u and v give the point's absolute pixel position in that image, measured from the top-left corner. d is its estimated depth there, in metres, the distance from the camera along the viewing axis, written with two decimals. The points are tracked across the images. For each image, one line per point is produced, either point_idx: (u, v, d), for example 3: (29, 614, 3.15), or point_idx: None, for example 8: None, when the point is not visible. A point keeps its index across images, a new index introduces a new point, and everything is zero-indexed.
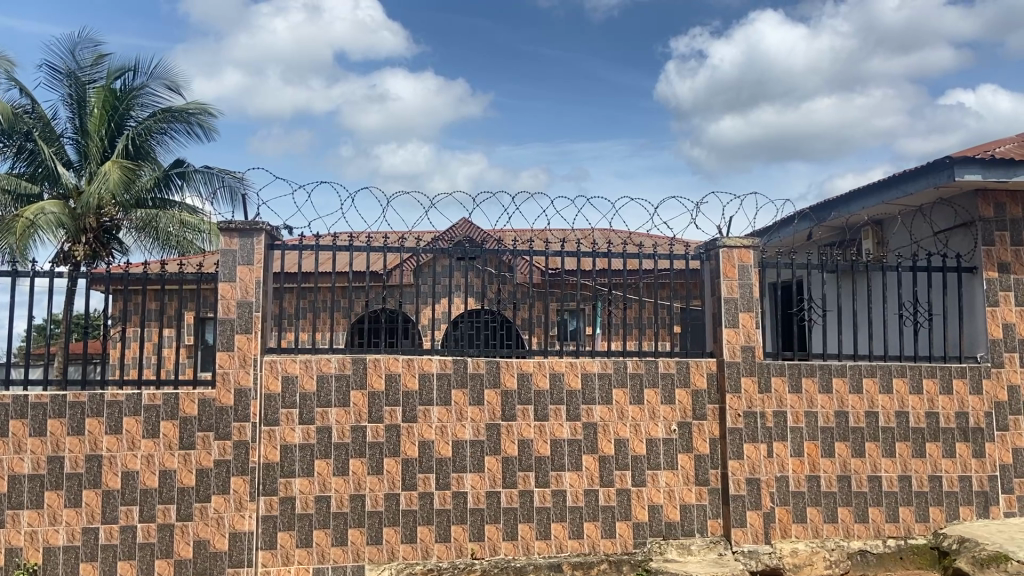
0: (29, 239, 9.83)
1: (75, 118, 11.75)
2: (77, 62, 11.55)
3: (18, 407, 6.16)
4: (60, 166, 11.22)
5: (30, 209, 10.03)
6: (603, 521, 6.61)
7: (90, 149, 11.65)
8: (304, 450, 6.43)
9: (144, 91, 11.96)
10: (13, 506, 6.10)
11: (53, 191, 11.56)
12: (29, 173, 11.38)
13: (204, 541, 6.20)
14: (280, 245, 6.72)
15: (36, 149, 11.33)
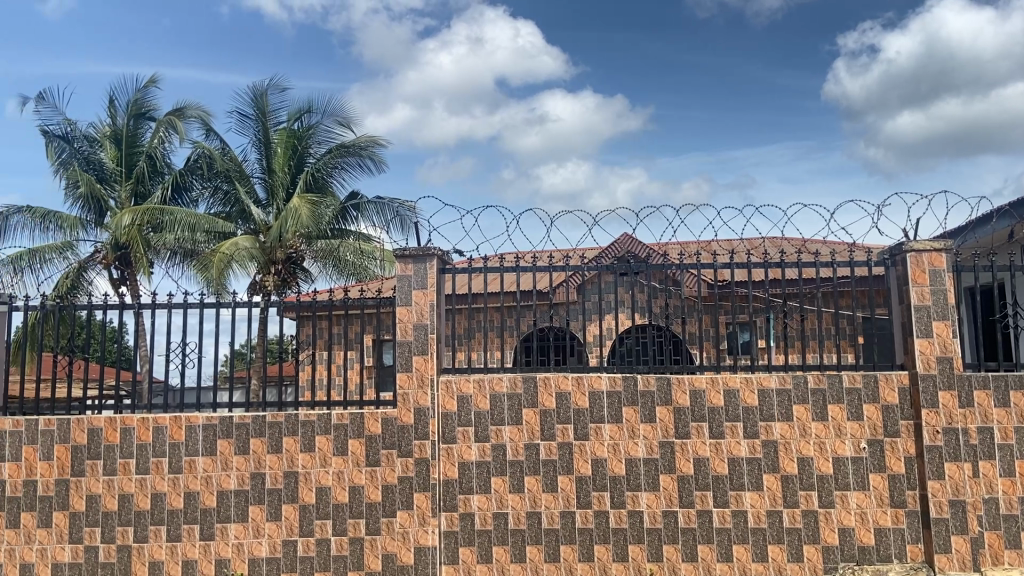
0: (226, 272, 10.76)
1: (262, 158, 12.77)
2: (263, 107, 12.50)
3: (225, 427, 6.52)
4: (252, 204, 12.21)
5: (227, 245, 11.03)
6: (789, 545, 6.31)
7: (276, 187, 12.61)
8: (481, 468, 6.58)
9: (320, 129, 12.80)
10: (222, 519, 6.44)
11: (247, 228, 12.62)
12: (225, 213, 12.65)
13: (391, 554, 6.47)
14: (450, 268, 6.95)
15: (231, 190, 12.60)
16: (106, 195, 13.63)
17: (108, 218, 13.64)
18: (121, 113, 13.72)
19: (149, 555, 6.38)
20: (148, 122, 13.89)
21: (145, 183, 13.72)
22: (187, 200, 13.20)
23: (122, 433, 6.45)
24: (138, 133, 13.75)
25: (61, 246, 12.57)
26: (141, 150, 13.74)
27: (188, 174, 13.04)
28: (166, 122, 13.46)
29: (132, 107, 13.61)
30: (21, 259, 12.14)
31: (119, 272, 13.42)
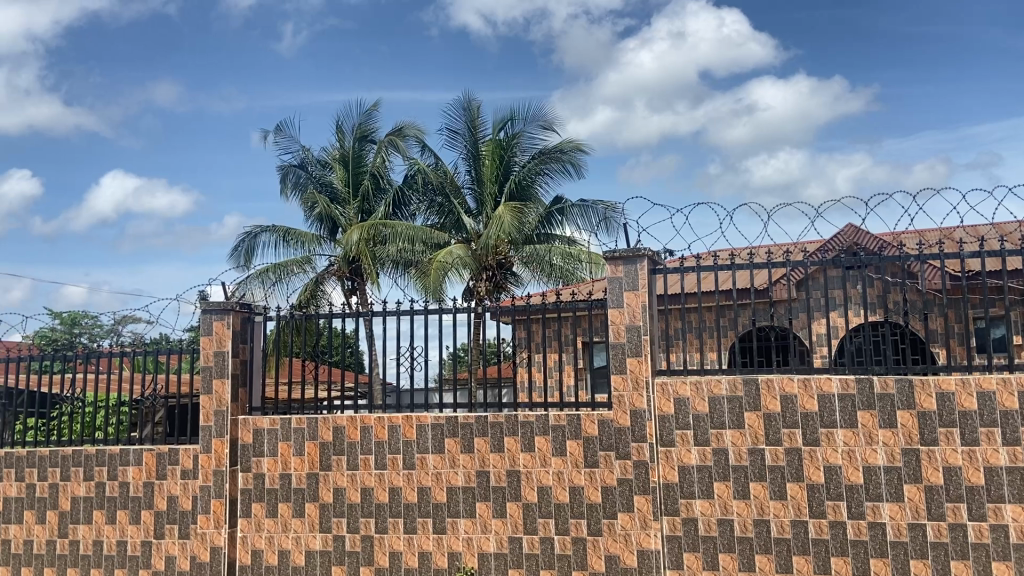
0: (442, 279, 11.49)
1: (472, 169, 13.42)
2: (471, 121, 13.14)
3: (450, 427, 6.87)
4: (464, 214, 12.94)
5: (442, 253, 11.76)
6: (976, 561, 5.77)
7: (485, 197, 13.18)
8: (702, 472, 6.42)
9: (524, 137, 13.18)
10: (452, 514, 6.76)
11: (459, 237, 13.37)
12: (440, 223, 13.53)
13: (614, 556, 6.50)
14: (661, 268, 6.86)
15: (444, 203, 13.46)
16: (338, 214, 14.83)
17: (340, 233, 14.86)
18: (348, 136, 15.06)
19: (389, 545, 6.76)
20: (370, 145, 15.14)
21: (370, 200, 14.78)
22: (406, 213, 14.23)
23: (362, 431, 6.88)
24: (361, 154, 14.97)
25: (302, 261, 13.91)
26: (365, 170, 14.87)
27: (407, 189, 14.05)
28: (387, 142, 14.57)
29: (357, 131, 14.92)
30: (268, 273, 13.61)
31: (351, 282, 14.66)
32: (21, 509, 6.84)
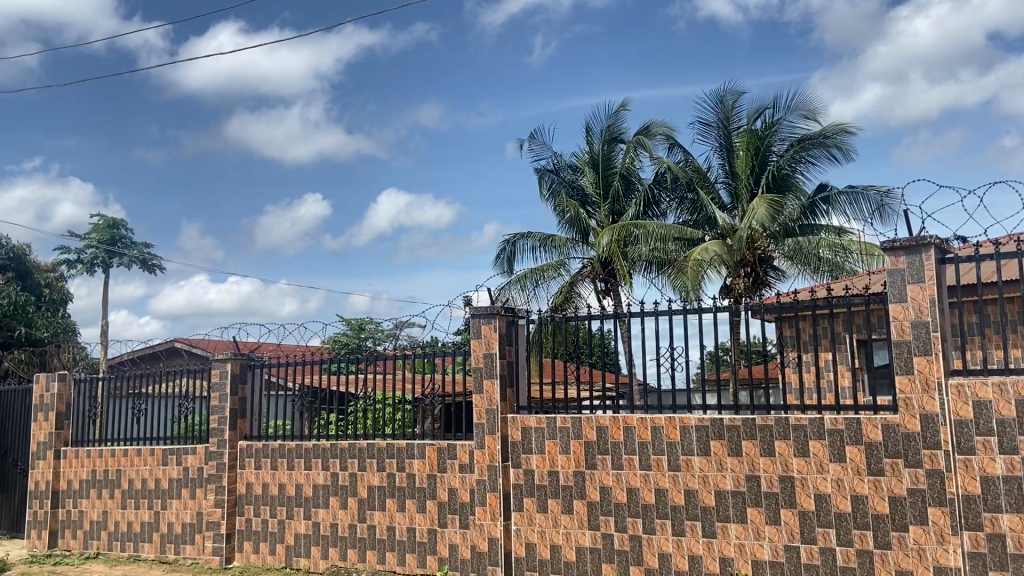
0: (700, 278, 11.56)
1: (726, 162, 13.50)
2: (725, 115, 13.23)
3: (716, 429, 6.64)
4: (718, 210, 12.95)
5: (697, 252, 11.83)
6: None
7: (740, 190, 13.24)
8: (1011, 484, 5.67)
9: (782, 126, 12.93)
10: (722, 519, 6.55)
11: (713, 233, 13.55)
12: (692, 220, 13.94)
13: (906, 572, 5.94)
14: (952, 257, 6.14)
15: (696, 198, 13.83)
16: (588, 217, 15.22)
17: (592, 237, 15.11)
18: (597, 139, 15.25)
19: (658, 546, 6.71)
20: (619, 146, 15.21)
21: (620, 202, 14.95)
22: (656, 213, 14.53)
23: (625, 431, 6.89)
24: (611, 155, 15.09)
25: (557, 266, 14.38)
26: (615, 171, 15.00)
27: (658, 187, 14.42)
28: (636, 142, 14.65)
29: (606, 132, 15.08)
30: (527, 279, 14.24)
31: (604, 284, 14.91)
32: (327, 495, 7.37)
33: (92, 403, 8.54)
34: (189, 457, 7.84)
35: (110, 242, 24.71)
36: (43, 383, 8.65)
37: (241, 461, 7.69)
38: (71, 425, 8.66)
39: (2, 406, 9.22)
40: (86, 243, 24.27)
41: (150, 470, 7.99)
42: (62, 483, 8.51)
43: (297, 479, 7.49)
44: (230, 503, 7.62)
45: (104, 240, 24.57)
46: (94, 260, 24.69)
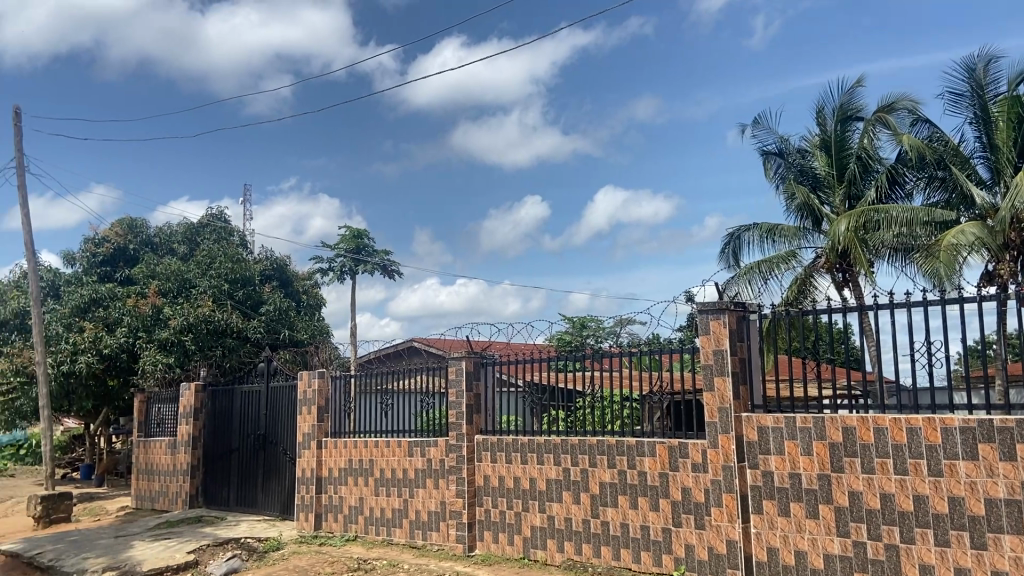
0: (955, 263, 10.75)
1: (982, 134, 12.34)
2: (979, 84, 12.13)
3: (985, 430, 5.65)
4: (975, 188, 11.95)
5: (952, 233, 10.92)
6: None
7: (1001, 164, 12.05)
8: None
9: None
10: (994, 529, 5.57)
11: (970, 213, 12.52)
12: (943, 200, 13.02)
13: None
14: None
15: (947, 176, 12.86)
16: (822, 203, 14.58)
17: (825, 223, 14.50)
18: (828, 119, 14.44)
19: (919, 556, 5.87)
20: (856, 122, 14.17)
21: (857, 184, 14.13)
22: (900, 195, 13.69)
23: (876, 432, 6.13)
24: (846, 135, 14.18)
25: (786, 257, 13.73)
26: (850, 152, 14.13)
27: (902, 167, 13.48)
28: (875, 120, 13.51)
29: (838, 111, 14.06)
30: (755, 271, 13.75)
31: (841, 273, 14.15)
32: (560, 490, 7.54)
33: (345, 398, 9.41)
34: (431, 450, 8.40)
35: (356, 251, 27.10)
36: (306, 380, 9.68)
37: (479, 454, 8.10)
38: (330, 418, 9.58)
39: (272, 401, 10.38)
40: (336, 252, 26.84)
41: (398, 461, 8.66)
42: (324, 471, 9.42)
43: (531, 473, 7.73)
44: (470, 494, 8.03)
45: (351, 249, 26.99)
46: (343, 267, 27.09)
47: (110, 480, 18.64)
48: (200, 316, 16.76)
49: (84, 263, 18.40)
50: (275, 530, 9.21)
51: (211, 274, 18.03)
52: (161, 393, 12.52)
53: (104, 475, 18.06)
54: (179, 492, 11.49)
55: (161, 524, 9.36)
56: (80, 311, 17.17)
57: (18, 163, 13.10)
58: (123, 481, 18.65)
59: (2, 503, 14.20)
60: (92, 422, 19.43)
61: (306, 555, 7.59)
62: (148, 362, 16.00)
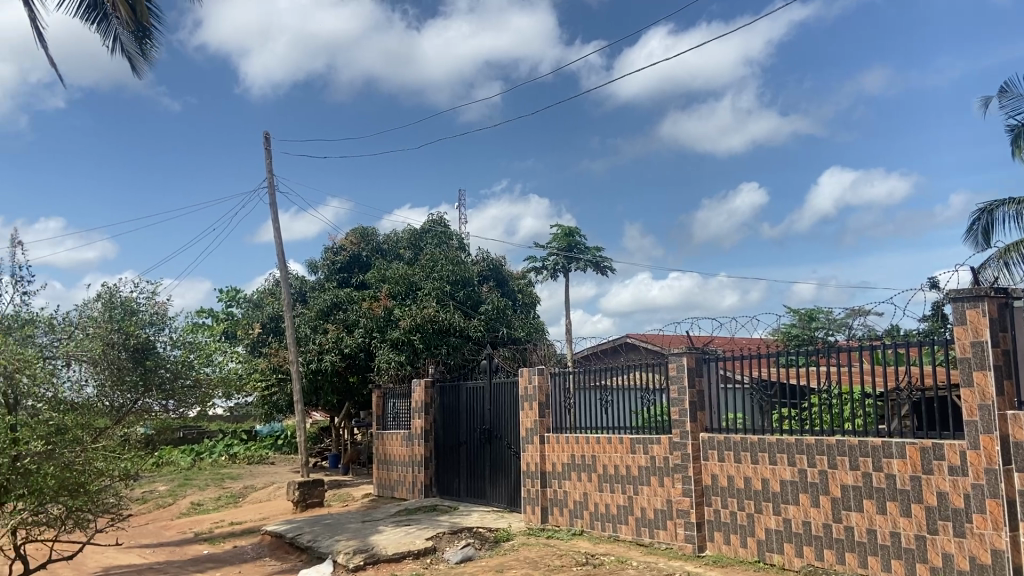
0: None
1: None
2: None
3: None
4: None
5: None
6: None
7: None
8: None
9: None
10: None
11: None
12: None
13: None
14: None
15: None
16: None
17: None
18: None
19: None
20: None
21: None
22: None
23: None
24: None
25: None
26: None
27: None
28: None
29: None
30: (1013, 252, 12.32)
31: None
32: (796, 492, 7.16)
33: (565, 395, 9.57)
34: (654, 447, 8.36)
35: (568, 249, 27.77)
36: (526, 376, 9.96)
37: (705, 453, 7.92)
38: (551, 413, 9.78)
39: (496, 396, 10.81)
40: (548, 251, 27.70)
41: (620, 457, 8.69)
42: (548, 465, 9.64)
43: (762, 473, 7.43)
44: (698, 493, 7.87)
45: (562, 248, 27.70)
46: (557, 265, 28.04)
47: (353, 468, 20.53)
48: (426, 316, 17.93)
49: (326, 270, 20.52)
50: (504, 521, 9.58)
51: (434, 275, 19.02)
52: (395, 389, 13.54)
53: (348, 464, 19.84)
54: (415, 482, 12.32)
55: (402, 511, 10.08)
56: (324, 315, 19.32)
57: (268, 183, 14.75)
58: (365, 469, 20.55)
59: (268, 486, 16.07)
60: (335, 414, 21.47)
61: (535, 547, 7.84)
62: (384, 359, 17.68)
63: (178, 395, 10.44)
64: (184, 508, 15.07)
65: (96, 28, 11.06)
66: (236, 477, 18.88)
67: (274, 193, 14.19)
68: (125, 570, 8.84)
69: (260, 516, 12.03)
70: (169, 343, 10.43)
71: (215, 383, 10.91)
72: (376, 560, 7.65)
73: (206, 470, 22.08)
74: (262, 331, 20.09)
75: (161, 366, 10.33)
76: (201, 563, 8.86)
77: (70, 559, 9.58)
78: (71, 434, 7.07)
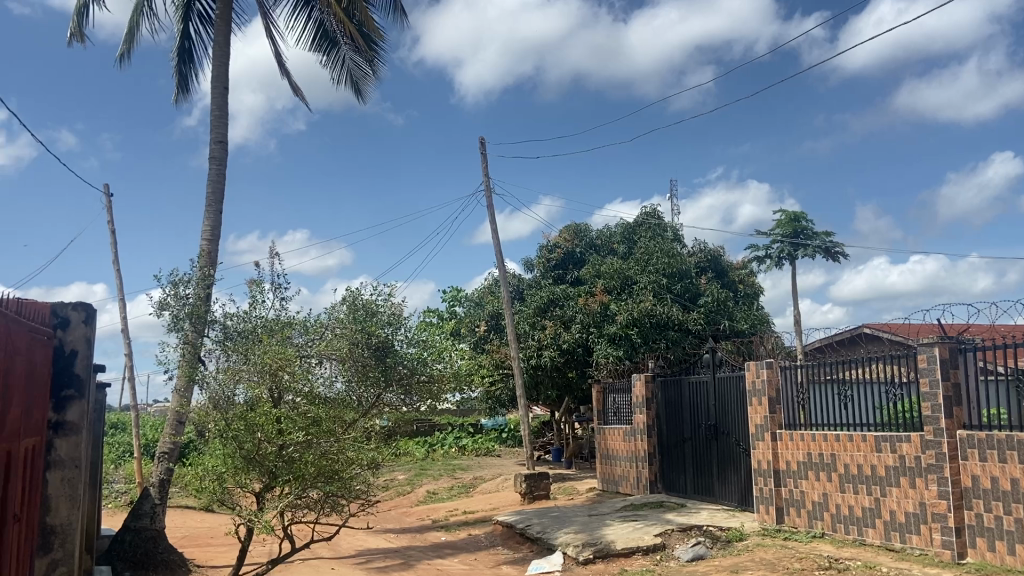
0: None
1: None
2: None
3: None
4: None
5: None
6: None
7: None
8: None
9: None
10: None
11: None
12: None
13: None
14: None
15: None
16: None
17: None
18: None
19: None
20: None
21: None
22: None
23: None
24: None
25: None
26: None
27: None
28: None
29: None
30: None
31: None
32: None
33: (798, 391, 9.13)
34: (903, 446, 7.73)
35: (794, 235, 26.69)
36: (754, 370, 9.56)
37: (963, 452, 7.13)
38: (783, 409, 9.34)
39: (721, 391, 10.56)
40: (772, 238, 26.77)
41: (864, 456, 8.13)
42: (781, 463, 9.21)
43: None
44: (956, 496, 7.13)
45: (789, 234, 26.64)
46: (782, 254, 27.00)
47: (576, 462, 21.12)
48: (644, 309, 18.71)
49: (542, 268, 21.30)
50: (738, 520, 9.29)
51: (649, 269, 19.78)
52: (615, 384, 13.61)
53: (572, 458, 20.34)
54: (640, 477, 12.30)
55: (628, 506, 10.07)
56: (541, 312, 20.20)
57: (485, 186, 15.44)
58: (587, 463, 21.02)
59: (496, 478, 16.79)
60: (556, 409, 22.18)
61: (771, 548, 7.52)
62: (602, 355, 18.61)
63: (415, 390, 11.07)
64: (421, 496, 16.29)
65: (326, 56, 12.21)
66: (468, 468, 20.04)
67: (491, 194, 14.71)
68: (377, 552, 9.67)
69: (490, 507, 12.62)
70: (404, 340, 11.15)
71: (447, 379, 11.58)
72: (606, 554, 7.72)
73: (440, 461, 23.79)
74: (486, 328, 21.27)
75: (399, 363, 11.02)
76: (441, 549, 9.45)
77: (331, 540, 10.69)
78: (326, 425, 7.65)
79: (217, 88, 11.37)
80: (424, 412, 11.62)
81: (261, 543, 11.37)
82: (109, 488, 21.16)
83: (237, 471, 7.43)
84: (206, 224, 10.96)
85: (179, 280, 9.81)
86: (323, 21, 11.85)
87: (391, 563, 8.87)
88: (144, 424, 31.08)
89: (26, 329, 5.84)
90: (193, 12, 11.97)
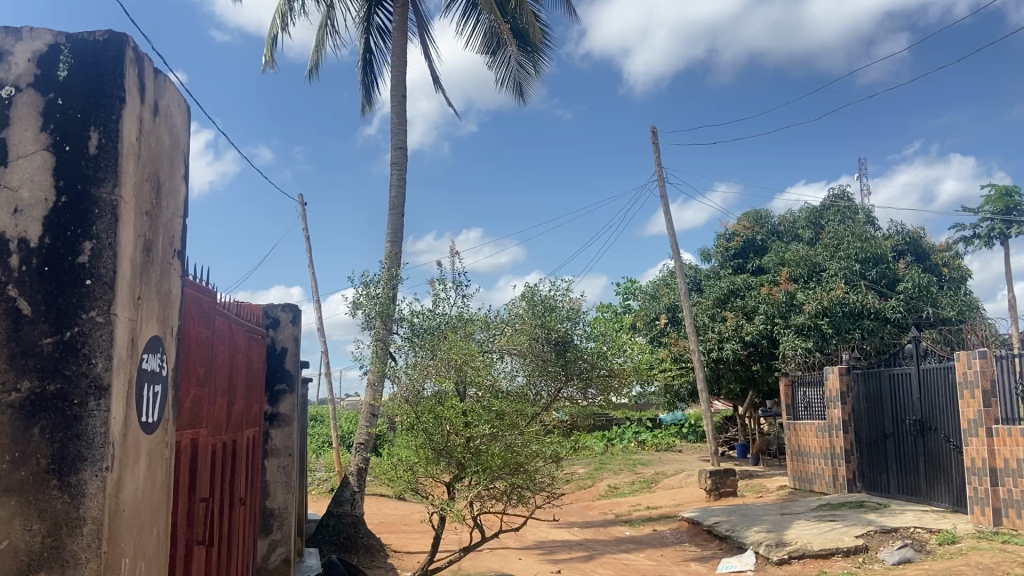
0: None
1: None
2: None
3: None
4: None
5: None
6: None
7: None
8: None
9: None
10: None
11: None
12: None
13: None
14: None
15: None
16: None
17: None
18: None
19: None
20: None
21: None
22: None
23: None
24: None
25: None
26: None
27: None
28: None
29: None
30: None
31: None
32: None
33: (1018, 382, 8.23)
34: None
35: (1007, 211, 24.26)
36: (965, 361, 8.75)
37: None
38: (998, 403, 8.48)
39: (926, 384, 9.80)
40: (980, 216, 24.46)
41: None
42: (999, 462, 8.36)
43: None
44: None
45: (1000, 211, 24.28)
46: (993, 232, 24.58)
47: (765, 458, 20.54)
48: (835, 298, 17.96)
49: (721, 257, 20.82)
50: (947, 522, 8.61)
51: (840, 255, 18.88)
52: (807, 377, 12.89)
53: (758, 454, 19.85)
54: (836, 475, 11.72)
55: (823, 505, 9.54)
56: (721, 303, 19.95)
57: (657, 176, 15.15)
58: (775, 460, 20.28)
59: (677, 474, 16.53)
60: (739, 403, 21.63)
61: (988, 552, 6.82)
62: (790, 347, 17.83)
63: (595, 384, 11.03)
64: (602, 490, 16.40)
65: (490, 58, 12.49)
66: (648, 462, 19.87)
67: (665, 181, 14.41)
68: (561, 544, 9.85)
69: (674, 502, 12.45)
70: (583, 335, 11.20)
71: (627, 373, 11.39)
72: (801, 555, 7.36)
73: (617, 454, 23.85)
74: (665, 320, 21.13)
75: (579, 357, 11.08)
76: (625, 543, 9.43)
77: (518, 531, 10.98)
78: (509, 419, 7.82)
79: (395, 96, 11.95)
80: (602, 407, 11.45)
81: (454, 531, 11.90)
82: (315, 476, 23.17)
83: (428, 461, 7.77)
84: (392, 226, 11.57)
85: (372, 280, 10.46)
86: (489, 24, 12.14)
87: (575, 555, 8.98)
88: (342, 416, 33.63)
89: (244, 329, 6.40)
90: (373, 25, 12.61)
